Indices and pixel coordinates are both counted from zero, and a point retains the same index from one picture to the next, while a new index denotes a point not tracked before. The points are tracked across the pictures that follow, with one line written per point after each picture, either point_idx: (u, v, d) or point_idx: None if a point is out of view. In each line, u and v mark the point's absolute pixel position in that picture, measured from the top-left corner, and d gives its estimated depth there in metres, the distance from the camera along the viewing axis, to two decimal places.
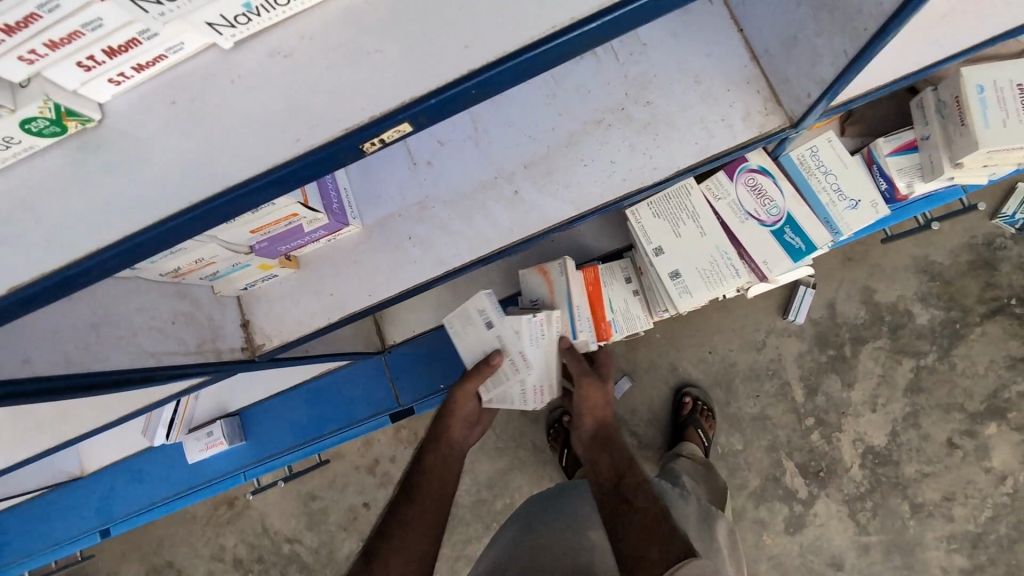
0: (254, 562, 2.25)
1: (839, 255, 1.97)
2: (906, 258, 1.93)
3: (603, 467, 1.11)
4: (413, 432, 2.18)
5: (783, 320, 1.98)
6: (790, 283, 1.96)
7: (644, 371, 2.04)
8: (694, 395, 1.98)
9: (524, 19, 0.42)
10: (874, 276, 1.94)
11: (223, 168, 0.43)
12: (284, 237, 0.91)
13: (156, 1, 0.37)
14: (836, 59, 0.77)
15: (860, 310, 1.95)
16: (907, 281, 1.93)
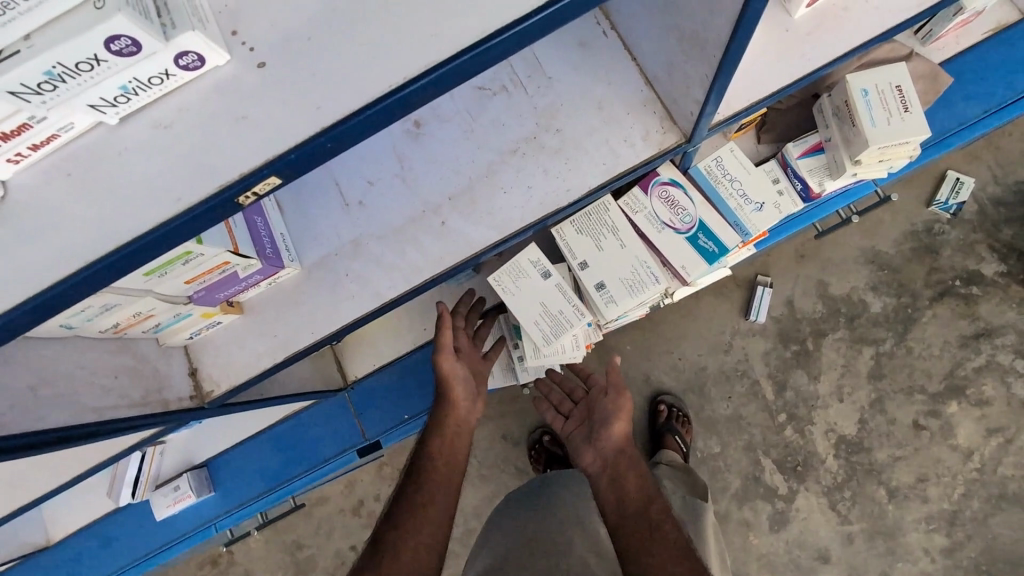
0: None
1: (792, 253, 2.06)
2: (853, 251, 2.04)
3: (631, 494, 1.00)
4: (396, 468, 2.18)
5: (746, 321, 2.06)
6: (748, 285, 2.05)
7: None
8: (669, 402, 2.03)
9: (371, 77, 0.48)
10: (825, 270, 2.04)
11: (115, 230, 0.48)
12: (220, 285, 0.95)
13: (36, 91, 0.42)
14: (703, 80, 0.85)
15: (817, 304, 2.04)
16: (857, 272, 2.03)
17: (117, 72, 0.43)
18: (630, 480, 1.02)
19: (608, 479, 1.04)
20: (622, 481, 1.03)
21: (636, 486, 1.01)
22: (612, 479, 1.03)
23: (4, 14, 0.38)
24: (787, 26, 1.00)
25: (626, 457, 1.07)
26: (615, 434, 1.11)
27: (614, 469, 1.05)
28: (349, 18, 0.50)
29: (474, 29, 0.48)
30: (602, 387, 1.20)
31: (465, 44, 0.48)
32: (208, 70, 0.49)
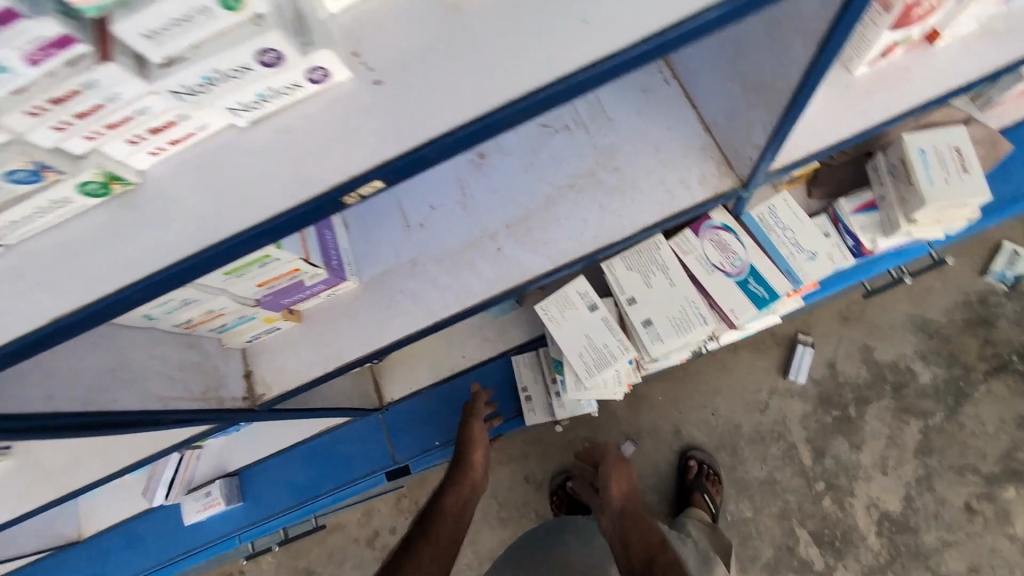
0: None
1: (836, 314, 2.01)
2: (902, 315, 1.98)
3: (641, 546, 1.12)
4: (414, 500, 2.16)
5: (784, 381, 2.00)
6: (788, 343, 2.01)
7: (646, 434, 2.03)
8: (699, 458, 1.96)
9: (475, 97, 0.52)
10: (870, 334, 1.99)
11: (233, 219, 0.53)
12: (287, 291, 1.01)
13: (190, 93, 0.48)
14: (765, 127, 0.88)
15: (861, 369, 1.98)
16: (905, 338, 1.97)
17: (257, 80, 0.49)
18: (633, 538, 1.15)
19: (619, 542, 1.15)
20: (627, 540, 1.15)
21: (641, 538, 1.14)
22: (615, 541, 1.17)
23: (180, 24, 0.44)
24: (846, 82, 1.03)
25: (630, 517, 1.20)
26: (618, 507, 1.26)
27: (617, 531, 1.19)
28: (455, 42, 0.53)
29: (575, 57, 0.51)
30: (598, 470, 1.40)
31: (565, 68, 0.51)
32: (331, 84, 0.54)
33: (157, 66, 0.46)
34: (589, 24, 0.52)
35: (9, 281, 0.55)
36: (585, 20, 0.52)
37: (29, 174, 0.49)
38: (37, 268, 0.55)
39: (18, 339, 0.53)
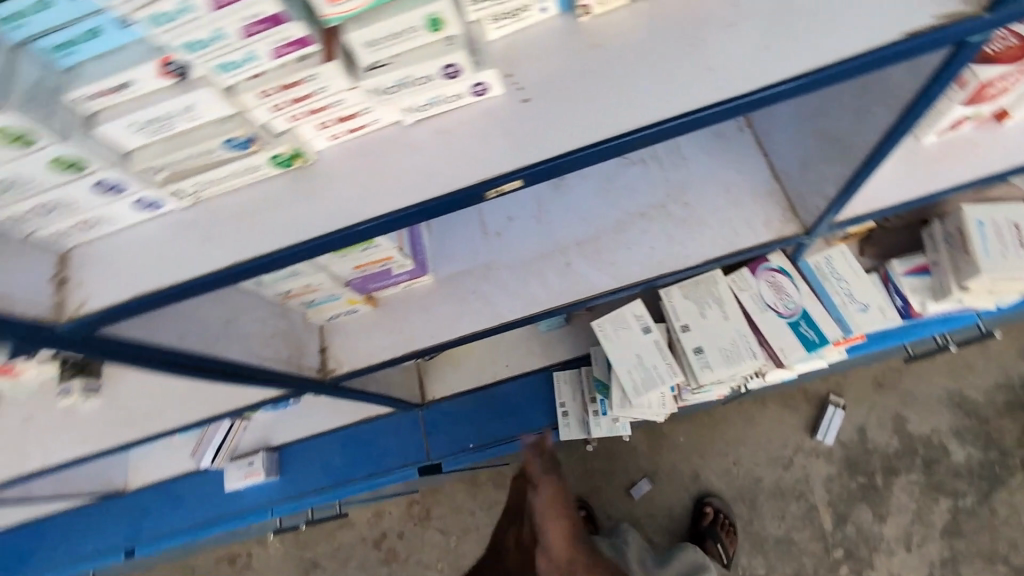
0: None
1: (871, 379, 2.02)
2: (940, 389, 1.98)
3: None
4: (424, 508, 2.35)
5: (812, 440, 2.01)
6: (819, 402, 2.02)
7: (664, 474, 2.06)
8: (716, 505, 1.97)
9: (608, 122, 0.60)
10: (906, 403, 1.98)
11: (388, 199, 0.62)
12: (375, 276, 1.11)
13: (381, 92, 0.59)
14: (838, 180, 0.95)
15: (893, 439, 1.97)
16: (942, 413, 1.96)
17: (434, 88, 0.59)
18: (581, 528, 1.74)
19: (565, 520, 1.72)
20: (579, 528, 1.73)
21: None
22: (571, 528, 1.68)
23: (393, 39, 0.55)
24: (914, 149, 1.10)
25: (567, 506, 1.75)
26: None
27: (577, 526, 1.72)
28: (592, 75, 0.62)
29: (700, 96, 0.59)
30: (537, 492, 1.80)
31: (691, 106, 0.58)
32: (487, 97, 0.64)
33: (364, 68, 0.57)
34: (717, 71, 0.59)
35: (199, 228, 0.66)
36: (710, 66, 0.60)
37: (241, 142, 0.60)
38: (218, 221, 0.66)
39: (197, 276, 0.64)
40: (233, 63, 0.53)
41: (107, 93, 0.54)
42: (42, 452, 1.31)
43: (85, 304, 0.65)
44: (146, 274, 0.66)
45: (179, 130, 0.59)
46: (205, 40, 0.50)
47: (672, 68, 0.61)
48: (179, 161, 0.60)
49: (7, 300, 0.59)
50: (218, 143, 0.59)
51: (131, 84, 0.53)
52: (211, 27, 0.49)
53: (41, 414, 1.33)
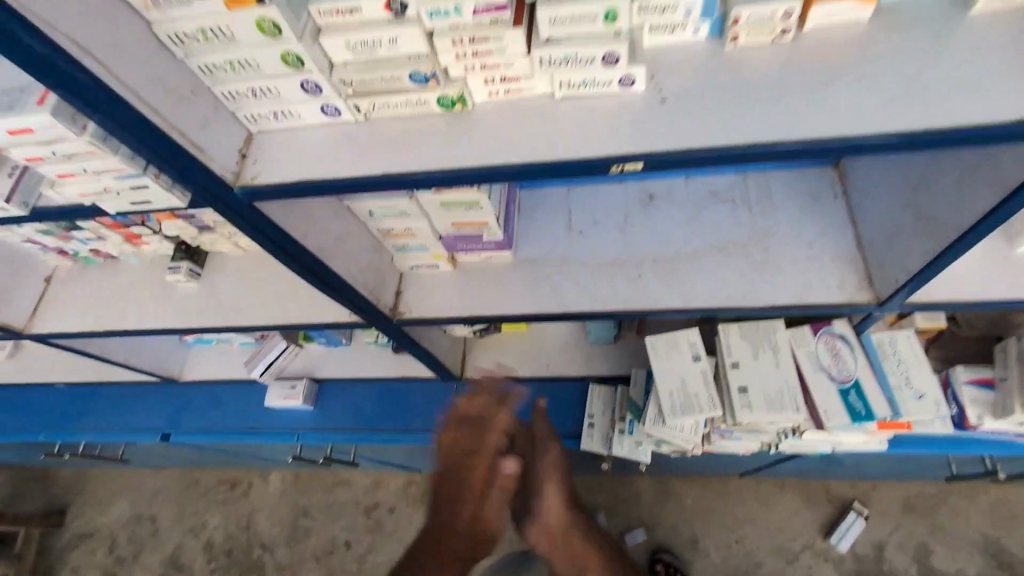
0: (258, 545, 2.55)
1: (900, 501, 2.23)
2: (974, 531, 2.14)
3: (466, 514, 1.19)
4: (421, 492, 2.54)
5: (824, 541, 2.20)
6: (842, 507, 2.23)
7: (665, 526, 2.31)
8: (665, 560, 2.21)
9: (731, 134, 0.68)
10: (934, 537, 2.15)
11: (524, 154, 0.73)
12: (465, 238, 1.22)
13: (545, 63, 0.69)
14: (922, 256, 0.95)
15: (912, 566, 2.13)
16: (970, 557, 2.11)
17: (591, 71, 0.69)
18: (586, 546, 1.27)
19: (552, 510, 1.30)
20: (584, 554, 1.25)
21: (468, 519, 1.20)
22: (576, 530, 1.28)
23: (573, 22, 0.66)
24: (1006, 255, 1.12)
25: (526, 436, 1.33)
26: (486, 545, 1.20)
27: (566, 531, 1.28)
28: (724, 89, 0.71)
29: (817, 131, 0.66)
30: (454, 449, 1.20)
31: (809, 138, 0.66)
32: (628, 91, 0.73)
33: (540, 40, 0.68)
34: (839, 114, 0.67)
35: (362, 141, 0.79)
36: (835, 109, 0.67)
37: (423, 77, 0.72)
38: (378, 138, 0.79)
39: (353, 178, 0.76)
40: (441, 11, 0.66)
41: (338, 12, 0.67)
42: (139, 317, 1.50)
43: (256, 178, 0.79)
44: (308, 167, 0.79)
45: (377, 56, 0.72)
46: None
47: (797, 103, 0.69)
48: (368, 81, 0.73)
49: (207, 156, 0.74)
50: (405, 74, 0.72)
51: (358, 9, 0.67)
52: None
53: (147, 285, 1.53)
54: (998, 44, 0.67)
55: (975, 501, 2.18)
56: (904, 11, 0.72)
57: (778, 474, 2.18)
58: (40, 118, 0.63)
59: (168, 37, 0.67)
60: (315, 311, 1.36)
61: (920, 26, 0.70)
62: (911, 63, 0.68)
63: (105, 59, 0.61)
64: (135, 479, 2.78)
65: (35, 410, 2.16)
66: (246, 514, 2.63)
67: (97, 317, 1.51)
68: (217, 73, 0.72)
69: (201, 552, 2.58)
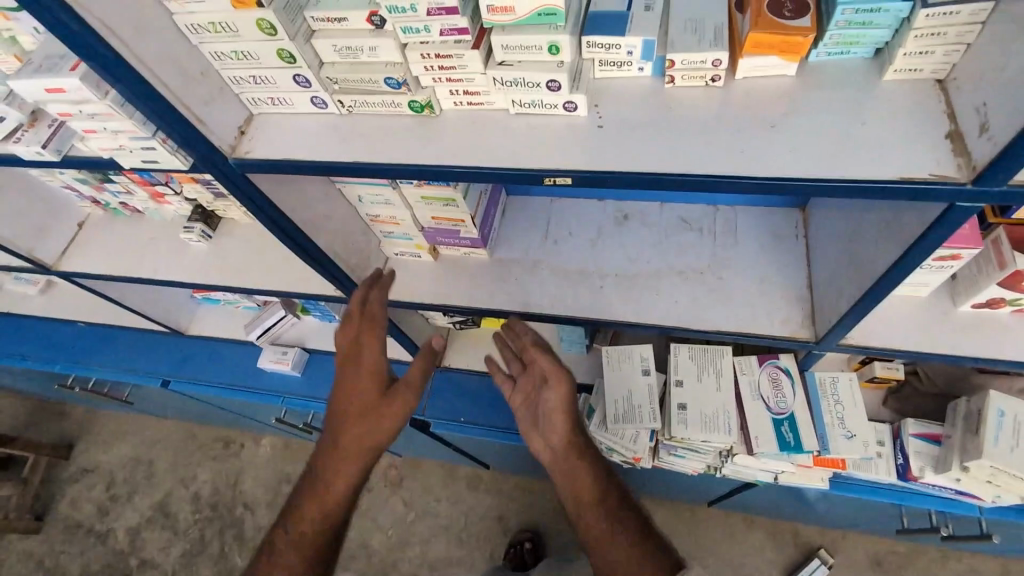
0: (240, 503, 2.69)
1: (868, 556, 2.23)
2: None
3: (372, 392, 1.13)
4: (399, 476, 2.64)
5: None
6: (806, 552, 2.24)
7: None
8: None
9: (653, 163, 0.77)
10: None
11: (476, 160, 0.83)
12: (444, 232, 1.32)
13: (499, 83, 0.79)
14: (850, 299, 1.03)
15: None
16: None
17: (539, 93, 0.79)
18: (611, 525, 1.05)
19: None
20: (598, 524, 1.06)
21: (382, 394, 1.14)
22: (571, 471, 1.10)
23: (523, 50, 0.76)
24: (949, 311, 1.17)
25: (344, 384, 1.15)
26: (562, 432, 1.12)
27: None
28: (656, 122, 0.80)
29: (728, 169, 0.75)
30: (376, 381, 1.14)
31: (722, 175, 0.75)
32: (573, 116, 0.83)
33: (495, 62, 0.78)
34: (749, 156, 0.75)
35: (346, 132, 0.91)
36: (747, 154, 0.76)
37: (396, 83, 0.83)
38: (358, 131, 0.90)
39: (333, 163, 0.88)
40: (413, 28, 0.77)
41: (329, 20, 0.79)
42: (152, 268, 1.65)
43: (249, 152, 0.91)
44: (293, 148, 0.91)
45: (360, 60, 0.83)
46: (403, 7, 0.74)
47: (717, 143, 0.77)
48: (351, 80, 0.84)
49: (207, 128, 0.86)
50: (380, 78, 0.82)
51: (345, 19, 0.78)
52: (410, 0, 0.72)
53: (164, 241, 1.69)
54: (904, 108, 0.74)
55: (943, 566, 2.18)
56: (828, 71, 0.79)
57: (744, 507, 2.21)
58: (71, 81, 0.76)
59: (185, 26, 0.79)
60: (307, 283, 1.48)
61: (838, 86, 0.78)
62: (823, 117, 0.76)
63: (126, 37, 0.74)
64: (138, 425, 2.96)
65: (54, 343, 2.35)
66: (234, 472, 2.78)
67: (117, 263, 1.68)
68: (224, 59, 0.84)
69: (187, 501, 2.74)
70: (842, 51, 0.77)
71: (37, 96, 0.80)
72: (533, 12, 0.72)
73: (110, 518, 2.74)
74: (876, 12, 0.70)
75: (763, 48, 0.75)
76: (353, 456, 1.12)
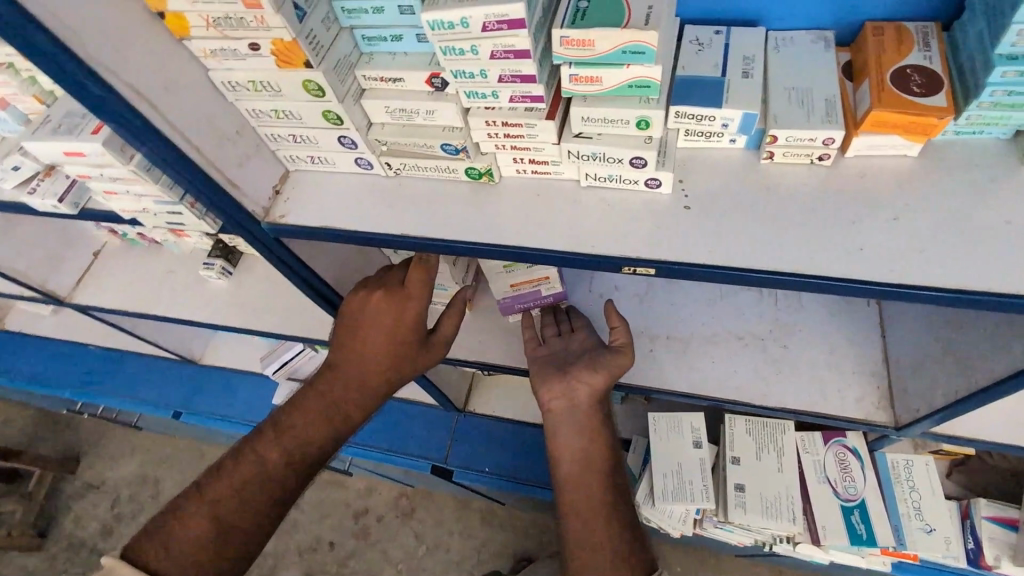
0: None
1: None
2: None
3: (394, 352, 0.91)
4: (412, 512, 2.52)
5: None
6: None
7: None
8: None
9: (748, 255, 0.67)
10: None
11: (540, 239, 0.73)
12: (523, 296, 1.19)
13: (573, 155, 0.70)
14: (948, 393, 0.92)
15: None
16: None
17: (619, 169, 0.70)
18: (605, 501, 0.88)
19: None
20: (593, 503, 0.87)
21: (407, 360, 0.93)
22: (586, 431, 0.93)
23: (605, 123, 0.66)
24: None
25: (360, 331, 0.90)
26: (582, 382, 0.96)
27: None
28: (750, 202, 0.70)
29: (842, 269, 0.64)
30: (402, 334, 0.90)
31: (834, 275, 0.64)
32: (654, 192, 0.73)
33: (571, 133, 0.69)
34: (865, 253, 0.65)
35: (393, 197, 0.81)
36: (863, 249, 0.65)
37: (454, 149, 0.73)
38: (406, 196, 0.81)
39: (377, 233, 0.78)
40: (479, 93, 0.67)
41: (383, 79, 0.70)
42: (169, 304, 1.57)
43: (284, 217, 0.82)
44: (333, 214, 0.81)
45: (413, 122, 0.74)
46: (470, 72, 0.64)
47: (823, 232, 0.67)
48: (402, 143, 0.75)
49: (240, 191, 0.77)
50: (436, 144, 0.73)
51: (401, 79, 0.69)
52: (481, 66, 0.62)
53: (181, 275, 1.60)
54: None
55: None
56: (957, 151, 0.68)
57: (778, 565, 2.06)
58: (93, 146, 0.68)
59: (223, 83, 0.70)
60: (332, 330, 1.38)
61: (967, 169, 0.67)
62: (952, 206, 0.65)
63: (156, 100, 0.65)
64: None
65: (65, 366, 2.28)
66: None
67: (131, 297, 1.59)
68: (262, 117, 0.75)
69: None
70: (974, 130, 0.67)
71: (54, 157, 0.72)
72: (624, 82, 0.63)
73: (115, 539, 2.49)
74: None
75: (885, 127, 0.65)
76: (338, 405, 0.92)
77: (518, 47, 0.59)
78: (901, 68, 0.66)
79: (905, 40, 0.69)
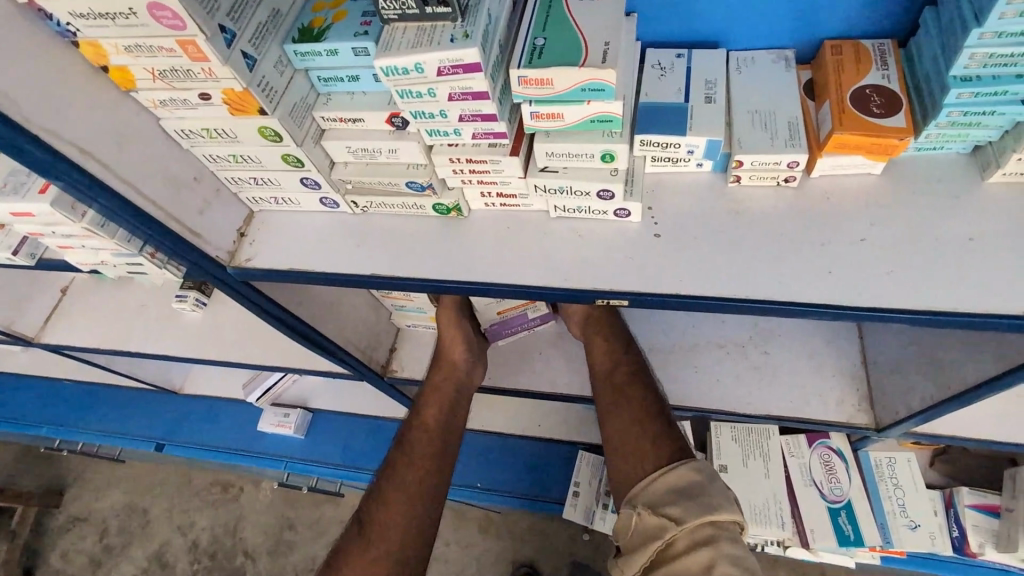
0: None
1: None
2: None
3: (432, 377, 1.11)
4: None
5: None
6: None
7: None
8: None
9: (721, 283, 0.66)
10: None
11: (513, 273, 0.72)
12: (507, 322, 1.21)
13: (540, 188, 0.69)
14: (925, 397, 0.94)
15: None
16: None
17: (587, 201, 0.69)
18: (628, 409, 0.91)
19: (740, 547, 0.70)
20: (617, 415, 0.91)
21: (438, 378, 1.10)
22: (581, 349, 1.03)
23: (571, 157, 0.66)
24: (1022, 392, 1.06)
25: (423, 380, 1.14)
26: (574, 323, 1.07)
27: (685, 509, 0.73)
28: (720, 227, 0.70)
29: (816, 294, 0.64)
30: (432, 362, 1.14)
31: (807, 298, 0.64)
32: (625, 220, 0.72)
33: (537, 167, 0.68)
34: (836, 276, 0.65)
35: (361, 235, 0.79)
36: (835, 273, 0.65)
37: (419, 186, 0.72)
38: (375, 233, 0.79)
39: (346, 273, 0.77)
40: (441, 132, 0.65)
41: (342, 120, 0.69)
42: (142, 338, 1.53)
43: (250, 260, 0.80)
44: (301, 256, 0.79)
45: (377, 161, 0.72)
46: (430, 113, 0.62)
47: (793, 256, 0.67)
48: (367, 182, 0.74)
49: (203, 239, 0.75)
50: (402, 182, 0.72)
51: (360, 119, 0.68)
52: (440, 107, 0.61)
53: (152, 308, 1.56)
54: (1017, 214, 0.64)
55: None
56: (920, 168, 0.69)
57: None
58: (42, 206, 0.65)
59: (175, 131, 0.68)
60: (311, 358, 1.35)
61: (930, 186, 0.68)
62: (919, 224, 0.66)
63: (106, 157, 0.63)
64: None
65: (40, 403, 2.22)
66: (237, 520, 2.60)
67: (102, 334, 1.56)
68: (220, 162, 0.73)
69: None
70: (936, 147, 0.68)
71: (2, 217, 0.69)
72: (586, 118, 0.62)
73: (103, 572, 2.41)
74: (988, 113, 0.61)
75: (848, 148, 0.65)
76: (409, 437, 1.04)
77: (476, 89, 0.58)
78: (861, 88, 0.67)
79: (864, 58, 0.69)
